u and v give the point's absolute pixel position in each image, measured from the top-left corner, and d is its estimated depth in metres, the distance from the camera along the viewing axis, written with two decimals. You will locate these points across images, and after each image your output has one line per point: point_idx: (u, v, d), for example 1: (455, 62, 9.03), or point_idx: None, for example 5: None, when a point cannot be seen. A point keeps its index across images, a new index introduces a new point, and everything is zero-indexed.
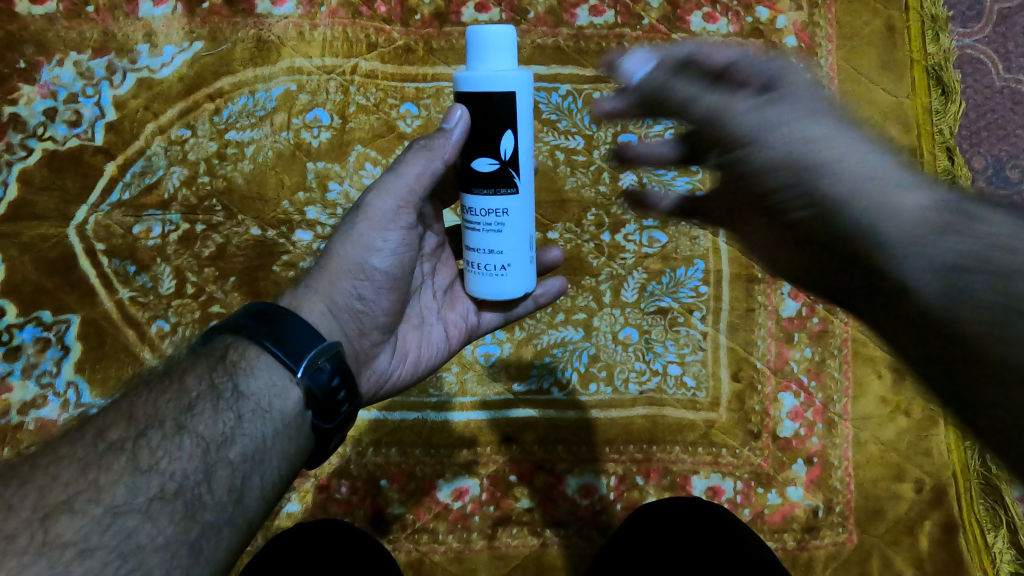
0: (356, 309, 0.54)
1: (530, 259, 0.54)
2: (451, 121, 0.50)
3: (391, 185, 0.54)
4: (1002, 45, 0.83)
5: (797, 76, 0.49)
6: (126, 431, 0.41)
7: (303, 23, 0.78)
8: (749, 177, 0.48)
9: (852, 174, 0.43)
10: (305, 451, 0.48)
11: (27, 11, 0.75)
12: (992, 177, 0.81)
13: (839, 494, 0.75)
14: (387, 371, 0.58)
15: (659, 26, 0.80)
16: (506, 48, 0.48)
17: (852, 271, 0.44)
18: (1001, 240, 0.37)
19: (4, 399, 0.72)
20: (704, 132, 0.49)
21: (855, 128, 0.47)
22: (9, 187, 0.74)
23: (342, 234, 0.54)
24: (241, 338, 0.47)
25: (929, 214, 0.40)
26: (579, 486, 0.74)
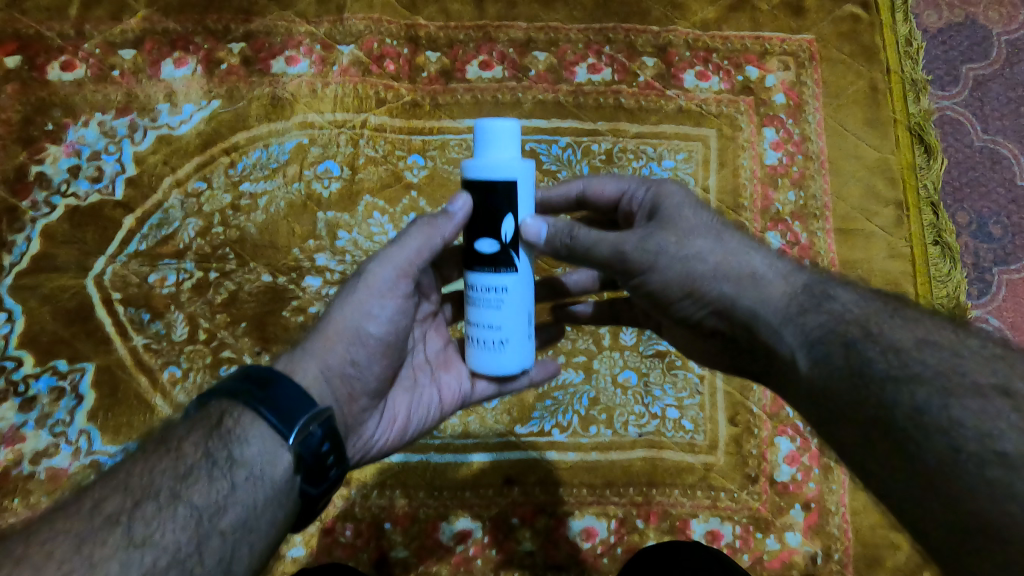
0: (349, 374, 0.54)
1: (529, 335, 0.56)
2: (455, 203, 0.53)
3: (392, 256, 0.56)
4: (978, 108, 0.87)
5: (667, 196, 0.56)
6: (121, 503, 0.41)
7: (315, 81, 0.83)
8: (655, 296, 0.54)
9: (729, 276, 0.51)
10: (292, 517, 0.47)
11: (57, 77, 0.81)
12: (977, 232, 0.84)
13: (838, 541, 0.76)
14: (373, 436, 0.58)
15: (653, 83, 0.85)
16: (510, 140, 0.51)
17: (760, 359, 0.51)
18: (855, 319, 0.45)
19: (18, 448, 0.73)
20: (611, 268, 0.55)
21: (727, 229, 0.54)
22: (32, 242, 0.77)
23: (342, 301, 0.55)
24: (237, 404, 0.47)
25: (791, 300, 0.48)
26: (580, 529, 0.75)
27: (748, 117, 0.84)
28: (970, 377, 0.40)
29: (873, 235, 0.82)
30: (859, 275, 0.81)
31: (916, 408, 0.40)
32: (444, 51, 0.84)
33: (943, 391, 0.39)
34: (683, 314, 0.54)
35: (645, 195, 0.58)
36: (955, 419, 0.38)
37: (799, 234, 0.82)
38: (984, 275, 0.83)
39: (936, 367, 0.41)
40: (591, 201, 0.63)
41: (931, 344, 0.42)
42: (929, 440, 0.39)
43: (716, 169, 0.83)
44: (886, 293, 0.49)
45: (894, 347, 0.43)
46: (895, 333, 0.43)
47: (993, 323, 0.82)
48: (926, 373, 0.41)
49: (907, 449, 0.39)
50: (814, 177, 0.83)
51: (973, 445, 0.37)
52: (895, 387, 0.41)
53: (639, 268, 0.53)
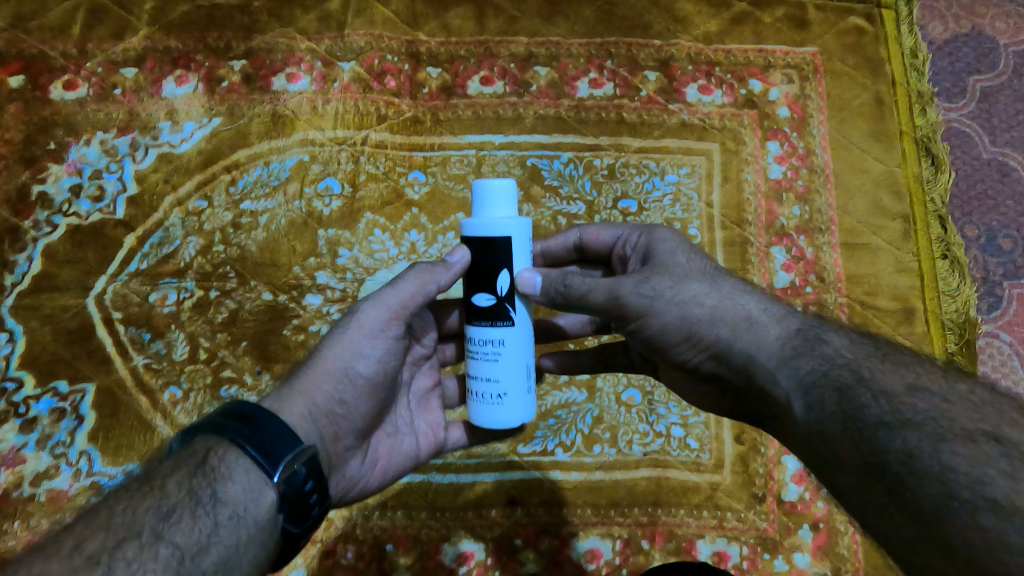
0: (336, 414, 0.53)
1: (529, 389, 0.55)
2: (453, 256, 0.54)
3: (387, 297, 0.56)
4: (986, 120, 0.86)
5: (660, 243, 0.57)
6: (103, 541, 0.40)
7: (316, 98, 0.83)
8: (652, 340, 0.54)
9: (725, 320, 0.50)
10: (273, 556, 0.46)
11: (60, 96, 0.81)
12: (986, 245, 0.83)
13: (847, 562, 0.74)
14: (356, 476, 0.57)
15: (656, 97, 0.84)
16: (507, 199, 0.52)
17: (759, 405, 0.50)
18: (848, 363, 0.45)
19: (18, 470, 0.73)
20: (607, 313, 0.54)
21: (720, 275, 0.54)
22: (33, 262, 0.77)
23: (333, 338, 0.55)
24: (222, 441, 0.46)
25: (786, 344, 0.48)
26: (584, 550, 0.74)
27: (752, 131, 0.84)
28: (960, 423, 0.39)
29: (880, 249, 0.81)
30: (866, 290, 0.79)
31: (908, 453, 0.39)
32: (445, 67, 0.84)
33: (934, 437, 0.38)
34: (681, 359, 0.53)
35: (639, 240, 0.60)
36: (948, 465, 0.37)
37: (805, 248, 0.80)
38: (994, 290, 0.82)
39: (927, 413, 0.40)
40: (589, 249, 0.64)
41: (921, 389, 0.42)
42: (923, 486, 0.37)
43: (720, 183, 0.82)
44: (874, 336, 0.49)
45: (885, 393, 0.42)
46: (886, 378, 0.43)
47: (1004, 338, 0.81)
48: (917, 418, 0.40)
49: (901, 495, 0.38)
50: (819, 192, 0.82)
51: (969, 492, 0.36)
52: (888, 432, 0.40)
53: (635, 313, 0.53)
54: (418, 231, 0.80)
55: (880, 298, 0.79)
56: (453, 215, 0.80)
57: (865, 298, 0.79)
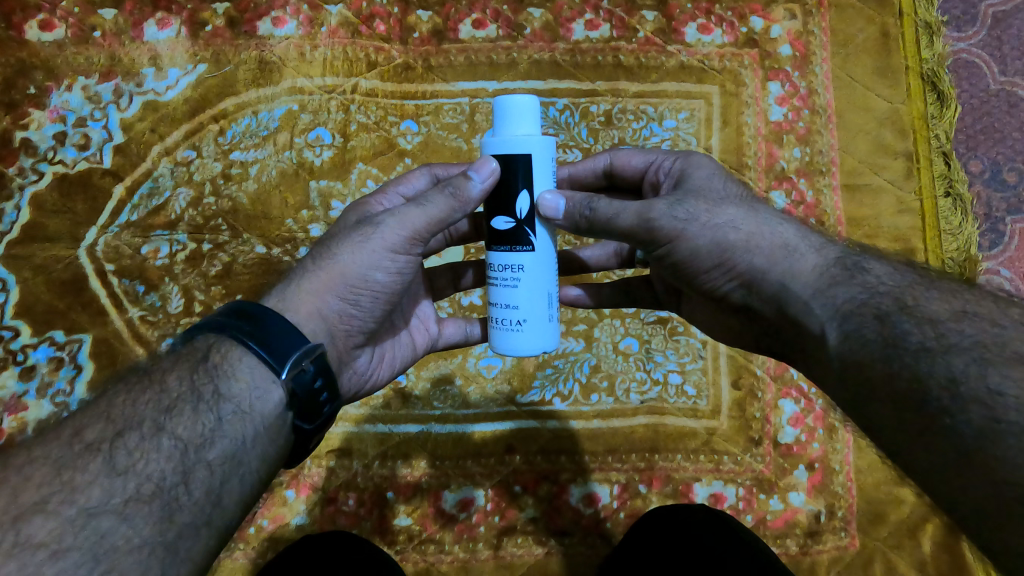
0: (347, 316, 0.52)
1: (550, 317, 0.54)
2: (480, 173, 0.50)
3: (411, 219, 0.51)
4: (996, 49, 0.83)
5: (696, 169, 0.55)
6: (103, 431, 0.40)
7: (303, 43, 0.80)
8: (681, 266, 0.52)
9: (761, 247, 0.48)
10: (286, 452, 0.46)
11: (36, 38, 0.79)
12: (990, 180, 0.81)
13: (842, 499, 0.75)
14: (366, 371, 0.59)
15: (654, 38, 0.81)
16: (530, 115, 0.50)
17: (786, 336, 0.48)
18: (889, 291, 0.43)
19: (20, 416, 0.73)
20: (634, 238, 0.52)
21: (756, 204, 0.52)
22: (21, 211, 0.76)
23: (348, 245, 0.52)
24: (224, 339, 0.46)
25: (823, 273, 0.46)
26: (583, 495, 0.75)
27: (753, 71, 0.81)
28: (1011, 347, 0.37)
29: (881, 190, 0.79)
30: (866, 231, 0.78)
31: (952, 377, 0.37)
32: (436, 9, 0.81)
33: (981, 360, 0.37)
34: (710, 287, 0.52)
35: (673, 165, 0.58)
36: (994, 390, 0.35)
37: (805, 192, 0.79)
38: (997, 226, 0.81)
39: (973, 337, 0.38)
40: (619, 175, 0.63)
41: (970, 314, 0.40)
42: (965, 412, 0.36)
43: (719, 128, 0.80)
44: (918, 266, 0.46)
45: (929, 319, 0.40)
46: (929, 305, 0.41)
47: (1005, 275, 0.80)
48: (964, 343, 0.38)
49: (941, 423, 0.36)
50: (821, 133, 0.80)
51: (1015, 414, 0.34)
52: (930, 358, 0.38)
53: (666, 238, 0.51)
54: None
55: (881, 240, 0.78)
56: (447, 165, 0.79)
57: (865, 239, 0.78)
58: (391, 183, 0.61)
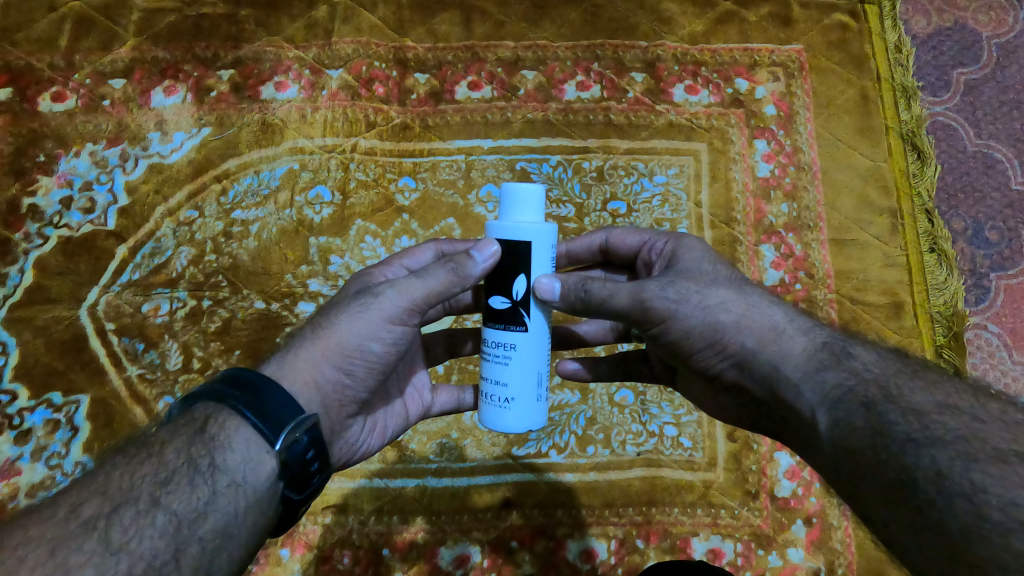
0: (342, 386, 0.53)
1: (538, 397, 0.54)
2: (482, 254, 0.52)
3: (410, 290, 0.53)
4: (971, 113, 0.87)
5: (687, 250, 0.57)
6: (99, 507, 0.40)
7: (305, 106, 0.83)
8: (675, 345, 0.53)
9: (751, 328, 0.50)
10: (273, 522, 0.47)
11: (48, 108, 0.81)
12: (973, 238, 0.84)
13: (841, 556, 0.75)
14: (357, 440, 0.59)
15: (643, 98, 0.85)
16: (534, 204, 0.52)
17: (778, 413, 0.49)
18: (875, 379, 0.44)
19: (13, 482, 0.73)
20: (628, 318, 0.54)
21: (746, 285, 0.54)
22: (25, 274, 0.78)
23: (347, 315, 0.53)
24: (223, 408, 0.46)
25: (812, 357, 0.47)
26: (581, 550, 0.74)
27: (739, 130, 0.84)
28: (991, 443, 0.37)
29: (868, 245, 0.81)
30: (854, 285, 0.80)
31: (937, 472, 0.37)
32: (433, 72, 0.85)
33: (964, 456, 0.37)
34: (703, 366, 0.53)
35: (665, 246, 0.60)
36: (979, 485, 0.36)
37: (793, 246, 0.81)
38: (982, 281, 0.83)
39: (956, 432, 0.39)
40: (614, 252, 0.65)
41: (950, 408, 0.40)
42: (952, 505, 0.36)
43: (708, 183, 0.82)
44: (907, 355, 0.48)
45: (914, 410, 0.41)
46: (914, 397, 0.42)
47: (992, 330, 0.81)
48: (946, 437, 0.39)
49: (929, 515, 0.37)
50: (807, 189, 0.83)
51: (999, 514, 0.34)
52: (916, 450, 0.39)
53: (659, 318, 0.52)
54: (409, 237, 0.80)
55: (869, 294, 0.80)
56: (443, 220, 0.80)
57: (854, 293, 0.80)
58: (396, 255, 0.63)
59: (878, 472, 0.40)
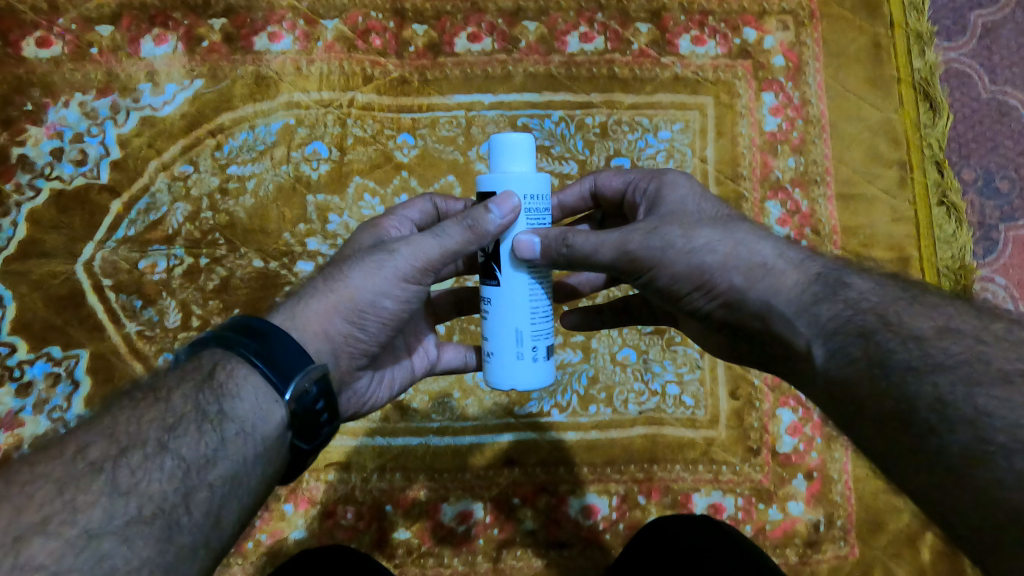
0: (352, 339, 0.53)
1: (520, 356, 0.53)
2: (500, 208, 0.49)
3: (424, 244, 0.52)
4: (986, 59, 0.84)
5: (670, 189, 0.56)
6: (107, 450, 0.39)
7: (299, 58, 0.81)
8: (663, 290, 0.52)
9: (738, 266, 0.48)
10: (281, 470, 0.47)
11: (34, 55, 0.79)
12: (983, 189, 0.82)
13: (840, 508, 0.75)
14: (366, 393, 0.59)
15: (648, 50, 0.82)
16: (524, 152, 0.50)
17: (770, 348, 0.48)
18: (872, 308, 0.43)
19: (17, 433, 0.73)
20: (617, 269, 0.53)
21: (734, 221, 0.52)
22: (18, 227, 0.77)
23: (359, 268, 0.52)
24: (231, 356, 0.46)
25: (805, 289, 0.46)
26: (582, 506, 0.75)
27: (747, 82, 0.82)
28: (996, 365, 0.37)
29: (876, 199, 0.80)
30: (860, 241, 0.79)
31: (939, 399, 0.37)
32: (431, 23, 0.82)
33: (967, 380, 0.37)
34: (692, 308, 0.52)
35: (648, 186, 0.58)
36: (982, 410, 0.36)
37: (799, 202, 0.79)
38: (990, 234, 0.81)
39: (960, 356, 0.38)
40: (602, 194, 0.64)
41: (952, 331, 0.40)
42: (953, 432, 0.36)
43: (714, 138, 0.81)
44: (905, 278, 0.47)
45: (915, 336, 0.40)
46: (915, 322, 0.41)
47: (999, 283, 0.80)
48: (949, 362, 0.38)
49: (930, 443, 0.37)
50: (815, 143, 0.81)
51: (1003, 436, 0.34)
52: (917, 378, 0.38)
53: (646, 267, 0.51)
54: (408, 195, 0.79)
55: (876, 249, 0.78)
56: (444, 177, 0.79)
57: (860, 249, 0.78)
58: (396, 208, 0.62)
59: (879, 405, 0.40)
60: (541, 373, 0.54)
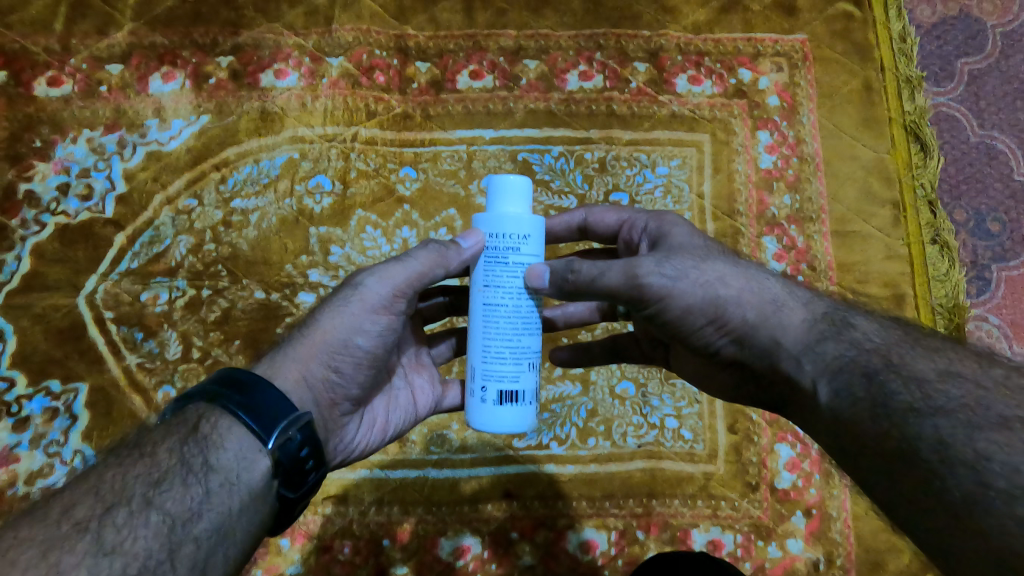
0: (333, 382, 0.54)
1: (472, 394, 0.55)
2: (468, 240, 0.54)
3: (393, 276, 0.54)
4: (974, 103, 0.86)
5: (673, 228, 0.57)
6: (92, 508, 0.40)
7: (304, 94, 0.82)
8: (673, 324, 0.52)
9: (752, 302, 0.49)
10: (269, 521, 0.47)
11: (45, 93, 0.81)
12: (975, 229, 0.83)
13: (840, 546, 0.75)
14: (356, 440, 0.59)
15: (646, 88, 0.84)
16: (522, 195, 0.53)
17: (778, 389, 0.49)
18: (877, 349, 0.44)
19: (12, 469, 0.73)
20: (621, 297, 0.53)
21: (741, 260, 0.54)
22: (22, 261, 0.77)
23: (332, 310, 0.54)
24: (215, 408, 0.46)
25: (812, 328, 0.47)
26: (580, 541, 0.74)
27: (743, 121, 0.84)
28: (995, 410, 0.37)
29: (870, 236, 0.81)
30: (856, 277, 0.80)
31: (941, 440, 0.37)
32: (434, 61, 0.84)
33: (967, 425, 0.37)
34: (702, 343, 0.52)
35: (647, 224, 0.60)
36: (982, 453, 0.35)
37: (796, 238, 0.81)
38: (983, 273, 0.83)
39: (960, 400, 0.39)
40: (594, 231, 0.65)
41: (954, 375, 0.40)
42: (954, 475, 0.36)
43: (711, 175, 0.82)
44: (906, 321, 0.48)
45: (915, 378, 0.41)
46: (916, 365, 0.42)
47: (993, 321, 0.81)
48: (950, 406, 0.38)
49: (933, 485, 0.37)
50: (810, 181, 0.82)
51: (1004, 481, 0.34)
52: (917, 419, 0.39)
53: (655, 296, 0.51)
54: (410, 227, 0.80)
55: (871, 286, 0.79)
56: (445, 211, 0.80)
57: (856, 286, 0.79)
58: None
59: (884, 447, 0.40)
60: (505, 421, 0.54)
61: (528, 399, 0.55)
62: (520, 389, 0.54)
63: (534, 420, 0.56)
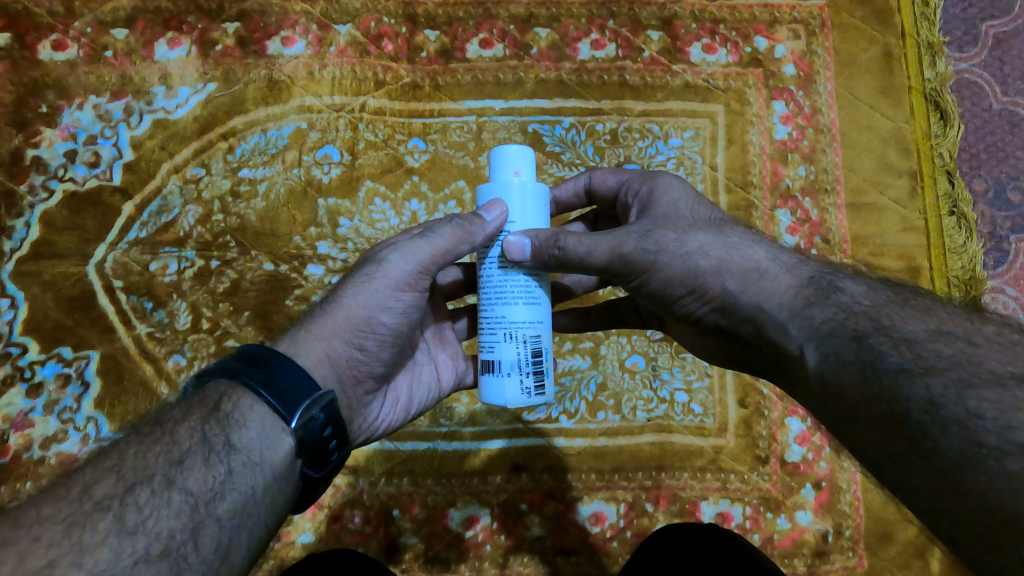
0: (357, 359, 0.54)
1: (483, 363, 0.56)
2: (491, 213, 0.52)
3: (415, 252, 0.54)
4: (997, 69, 0.84)
5: (663, 191, 0.56)
6: (114, 487, 0.40)
7: (312, 62, 0.81)
8: (655, 296, 0.53)
9: (731, 271, 0.49)
10: (292, 499, 0.47)
11: (50, 57, 0.80)
12: (994, 199, 0.82)
13: (849, 518, 0.75)
14: (379, 417, 0.59)
15: (659, 57, 0.82)
16: (525, 163, 0.53)
17: (764, 357, 0.48)
18: (865, 312, 0.43)
19: (26, 433, 0.73)
20: (610, 271, 0.54)
21: (726, 226, 0.53)
22: (31, 228, 0.77)
23: (354, 288, 0.54)
24: (236, 386, 0.46)
25: (796, 295, 0.46)
26: (588, 514, 0.75)
27: (757, 91, 0.82)
28: (986, 366, 0.37)
29: (886, 209, 0.79)
30: (871, 250, 0.78)
31: (931, 401, 0.36)
32: (443, 29, 0.82)
33: (959, 383, 0.36)
34: (684, 313, 0.53)
35: (641, 187, 0.59)
36: (974, 412, 0.35)
37: (810, 210, 0.79)
38: (1001, 245, 0.81)
39: (952, 358, 0.38)
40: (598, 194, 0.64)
41: (945, 334, 0.39)
42: (946, 435, 0.35)
43: (724, 146, 0.81)
44: (898, 283, 0.47)
45: (906, 340, 0.40)
46: (907, 326, 0.41)
47: (1010, 293, 0.80)
48: (941, 364, 0.38)
49: (924, 445, 0.36)
50: (826, 152, 0.81)
51: (995, 438, 0.34)
52: (909, 380, 0.38)
53: (637, 268, 0.52)
54: (419, 199, 0.79)
55: (886, 258, 0.78)
56: (454, 182, 0.79)
57: (871, 258, 0.78)
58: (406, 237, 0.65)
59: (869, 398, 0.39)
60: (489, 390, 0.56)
61: (506, 369, 0.52)
62: (496, 357, 0.52)
63: (518, 396, 0.52)
